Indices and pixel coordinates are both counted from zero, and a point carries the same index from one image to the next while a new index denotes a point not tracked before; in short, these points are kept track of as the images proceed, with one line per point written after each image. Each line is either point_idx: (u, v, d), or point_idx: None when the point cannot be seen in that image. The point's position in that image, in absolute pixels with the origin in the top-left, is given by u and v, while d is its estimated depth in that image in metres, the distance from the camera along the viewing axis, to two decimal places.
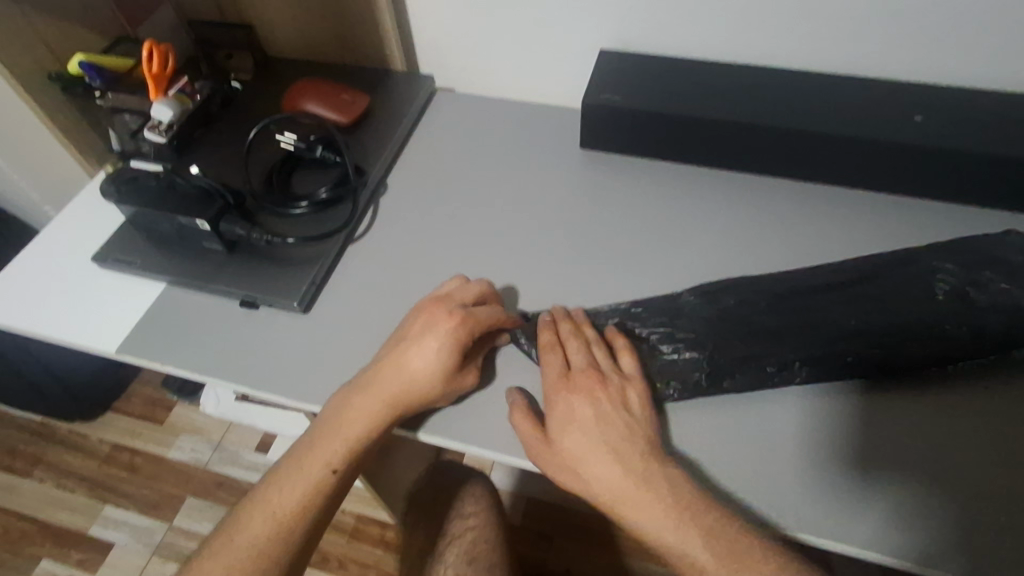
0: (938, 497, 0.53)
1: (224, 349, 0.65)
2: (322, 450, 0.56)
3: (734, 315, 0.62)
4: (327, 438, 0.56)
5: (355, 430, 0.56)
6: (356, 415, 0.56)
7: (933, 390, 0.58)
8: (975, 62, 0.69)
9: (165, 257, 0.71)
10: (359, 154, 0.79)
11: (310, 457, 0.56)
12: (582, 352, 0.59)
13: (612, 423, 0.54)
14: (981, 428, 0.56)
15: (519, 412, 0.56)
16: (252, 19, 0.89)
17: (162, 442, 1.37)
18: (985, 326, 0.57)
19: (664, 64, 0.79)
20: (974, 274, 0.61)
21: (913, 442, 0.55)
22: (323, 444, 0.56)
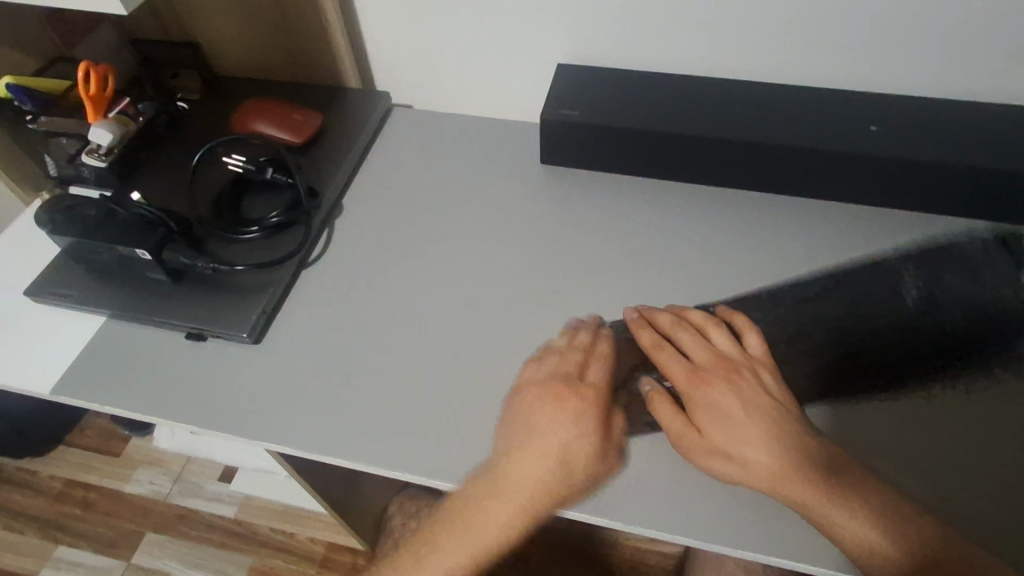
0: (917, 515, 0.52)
1: (169, 387, 0.62)
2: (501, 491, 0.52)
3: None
4: (506, 486, 0.52)
5: (531, 481, 0.52)
6: (530, 475, 0.52)
7: (894, 371, 0.59)
8: (926, 73, 0.70)
9: (106, 294, 0.67)
10: (311, 175, 0.76)
11: (470, 507, 0.53)
12: (699, 346, 0.59)
13: (750, 408, 0.54)
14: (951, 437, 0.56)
15: (660, 401, 0.56)
16: (199, 36, 0.86)
17: (118, 477, 1.31)
18: (950, 326, 0.61)
19: (627, 79, 0.78)
20: (930, 276, 0.65)
21: (888, 457, 0.55)
22: (491, 508, 0.52)
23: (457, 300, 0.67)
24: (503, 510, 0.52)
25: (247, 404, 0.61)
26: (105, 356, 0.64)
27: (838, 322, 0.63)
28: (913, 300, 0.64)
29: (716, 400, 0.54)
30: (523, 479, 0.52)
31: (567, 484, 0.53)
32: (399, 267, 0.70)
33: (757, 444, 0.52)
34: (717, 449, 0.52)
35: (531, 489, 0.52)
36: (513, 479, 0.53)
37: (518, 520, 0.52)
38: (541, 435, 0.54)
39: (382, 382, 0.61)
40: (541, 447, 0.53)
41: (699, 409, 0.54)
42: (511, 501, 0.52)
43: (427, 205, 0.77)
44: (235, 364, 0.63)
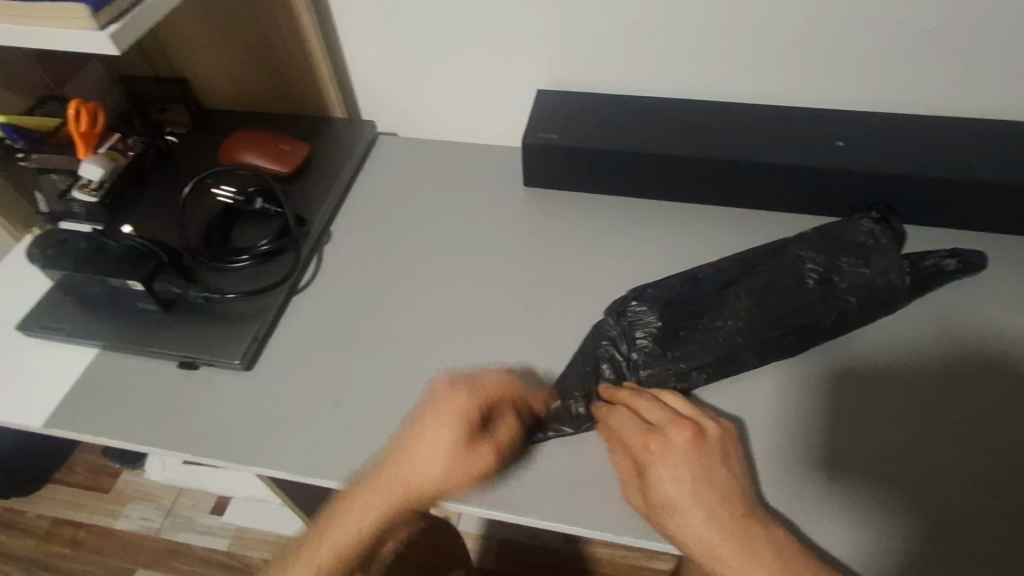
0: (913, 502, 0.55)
1: (162, 416, 0.62)
2: (350, 510, 0.52)
3: (688, 304, 0.65)
4: (349, 507, 0.52)
5: (370, 497, 0.52)
6: (360, 501, 0.52)
7: (879, 367, 0.63)
8: (887, 89, 0.74)
9: (96, 327, 0.68)
10: (299, 203, 0.78)
11: (337, 533, 0.51)
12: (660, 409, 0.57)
13: (712, 481, 0.52)
14: (939, 427, 0.59)
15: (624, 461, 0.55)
16: (187, 72, 0.88)
17: (107, 513, 1.29)
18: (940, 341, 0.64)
19: (604, 102, 0.80)
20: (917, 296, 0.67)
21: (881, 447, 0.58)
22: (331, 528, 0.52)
23: (446, 322, 0.69)
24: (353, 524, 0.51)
25: (239, 431, 0.61)
26: (97, 388, 0.64)
27: None
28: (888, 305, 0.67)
29: (670, 466, 0.52)
30: (359, 502, 0.52)
31: (432, 474, 0.52)
32: (388, 291, 0.72)
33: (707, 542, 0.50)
34: (674, 509, 0.51)
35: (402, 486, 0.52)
36: (358, 495, 0.52)
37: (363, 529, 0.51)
38: (421, 443, 0.53)
39: (372, 403, 0.62)
40: (407, 459, 0.52)
41: (654, 477, 0.52)
42: (355, 521, 0.51)
43: (415, 230, 0.78)
44: (228, 392, 0.64)
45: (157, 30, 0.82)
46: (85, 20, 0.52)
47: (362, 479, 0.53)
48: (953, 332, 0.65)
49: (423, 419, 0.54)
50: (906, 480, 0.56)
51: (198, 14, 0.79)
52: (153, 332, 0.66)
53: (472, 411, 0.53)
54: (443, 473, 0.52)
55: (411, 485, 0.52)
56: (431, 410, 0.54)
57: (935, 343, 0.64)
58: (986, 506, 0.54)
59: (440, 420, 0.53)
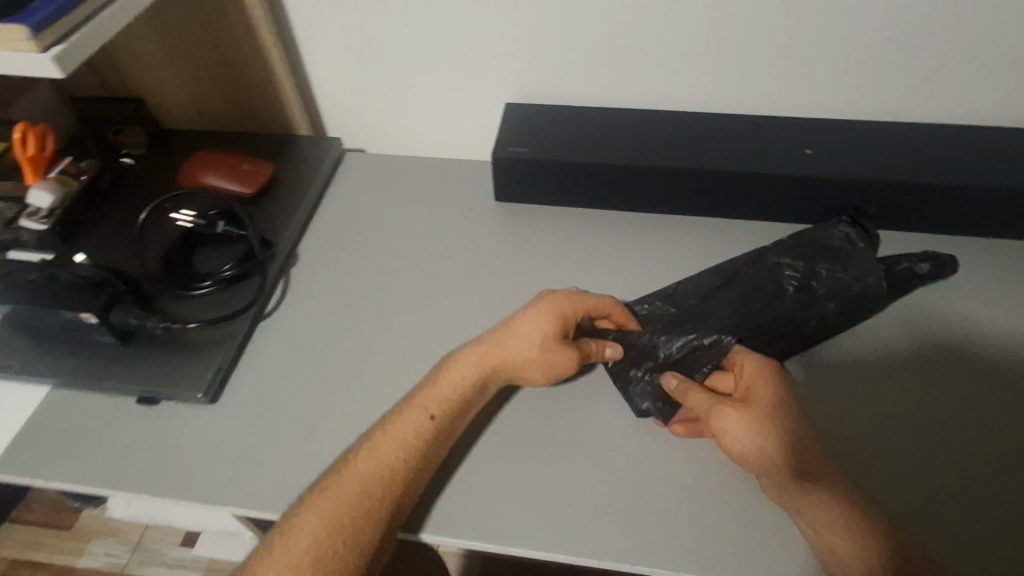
0: (917, 488, 0.54)
1: (121, 454, 0.59)
2: (433, 396, 0.55)
3: (672, 321, 0.64)
4: (437, 384, 0.56)
5: (462, 374, 0.56)
6: (458, 374, 0.56)
7: (870, 358, 0.63)
8: (851, 97, 0.75)
9: (48, 362, 0.64)
10: (264, 225, 0.75)
11: (426, 399, 0.55)
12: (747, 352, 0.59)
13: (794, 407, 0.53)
14: (934, 414, 0.59)
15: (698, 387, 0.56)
16: (142, 92, 0.85)
17: (71, 551, 1.23)
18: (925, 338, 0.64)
19: (574, 114, 0.80)
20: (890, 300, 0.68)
21: (882, 435, 0.58)
22: (395, 437, 0.52)
23: (420, 343, 0.67)
24: (407, 434, 0.52)
25: (206, 467, 0.58)
26: (51, 428, 0.61)
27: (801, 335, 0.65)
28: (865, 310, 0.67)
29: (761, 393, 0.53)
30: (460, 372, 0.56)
31: (517, 353, 0.57)
32: (360, 314, 0.70)
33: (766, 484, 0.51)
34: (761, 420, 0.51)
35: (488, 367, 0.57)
36: (450, 373, 0.56)
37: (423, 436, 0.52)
38: (518, 325, 0.58)
39: (346, 432, 0.60)
40: (496, 343, 0.58)
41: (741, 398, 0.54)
42: (435, 399, 0.54)
43: (387, 249, 0.76)
44: (193, 426, 0.61)
45: (110, 49, 0.79)
46: (24, 44, 0.49)
47: (438, 389, 0.55)
48: (930, 338, 0.64)
49: (524, 309, 0.59)
50: (896, 485, 0.55)
51: (153, 31, 0.77)
52: (110, 365, 0.63)
53: (573, 304, 0.59)
54: (526, 354, 0.57)
55: (501, 365, 0.57)
56: (534, 303, 0.60)
57: (921, 340, 0.64)
58: (983, 491, 0.54)
59: (541, 307, 0.59)
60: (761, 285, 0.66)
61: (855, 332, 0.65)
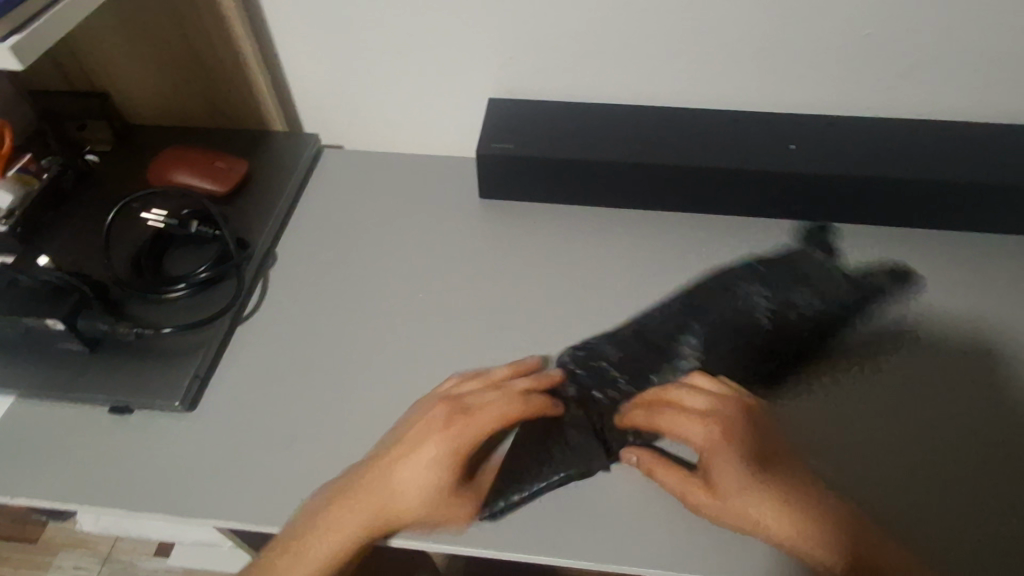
0: (900, 454, 0.56)
1: (92, 468, 0.56)
2: (363, 500, 0.52)
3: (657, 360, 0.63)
4: (367, 484, 0.53)
5: (360, 509, 0.52)
6: (398, 485, 0.52)
7: (859, 334, 0.64)
8: (832, 93, 0.75)
9: (9, 372, 0.61)
10: (238, 224, 0.73)
11: (354, 495, 0.52)
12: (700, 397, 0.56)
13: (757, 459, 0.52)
14: (913, 383, 0.61)
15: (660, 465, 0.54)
16: (106, 87, 0.81)
17: (37, 566, 1.18)
18: (911, 319, 0.66)
19: (557, 110, 0.79)
20: (877, 293, 0.68)
21: (866, 406, 0.59)
22: (340, 521, 0.51)
23: (405, 345, 0.65)
24: (342, 528, 0.51)
25: (182, 479, 0.55)
26: (14, 440, 0.58)
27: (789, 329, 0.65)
28: (873, 297, 0.67)
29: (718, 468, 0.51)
30: (398, 484, 0.52)
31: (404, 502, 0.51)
32: (340, 317, 0.68)
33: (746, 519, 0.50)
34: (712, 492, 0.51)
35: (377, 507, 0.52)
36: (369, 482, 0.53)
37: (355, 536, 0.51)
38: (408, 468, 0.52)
39: (330, 439, 0.58)
40: (378, 492, 0.52)
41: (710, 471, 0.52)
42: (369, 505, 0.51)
43: (367, 248, 0.74)
44: (168, 435, 0.58)
45: (70, 40, 0.75)
46: None
47: (353, 494, 0.52)
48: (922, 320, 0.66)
49: (420, 447, 0.53)
50: (881, 454, 0.56)
51: (117, 23, 0.73)
52: (77, 373, 0.60)
53: (462, 433, 0.53)
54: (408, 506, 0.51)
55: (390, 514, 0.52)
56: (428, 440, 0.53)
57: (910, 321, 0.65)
58: (962, 453, 0.56)
59: (431, 447, 0.53)
60: (725, 297, 0.67)
61: (843, 314, 0.66)
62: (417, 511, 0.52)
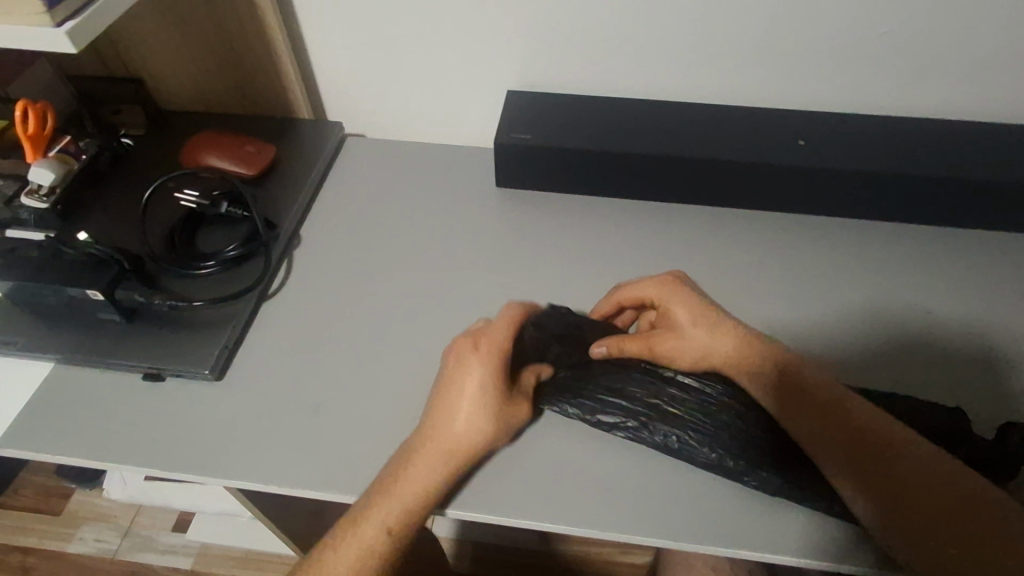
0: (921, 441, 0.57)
1: (126, 431, 0.59)
2: (419, 459, 0.53)
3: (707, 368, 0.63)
4: (416, 449, 0.54)
5: (426, 464, 0.53)
6: (466, 413, 0.54)
7: (871, 336, 0.66)
8: (844, 91, 0.77)
9: (51, 338, 0.64)
10: (266, 206, 0.76)
11: (411, 461, 0.53)
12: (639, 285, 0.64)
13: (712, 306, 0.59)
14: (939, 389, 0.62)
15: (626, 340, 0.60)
16: (142, 72, 0.85)
17: (61, 537, 1.22)
18: (915, 317, 0.68)
19: (575, 103, 0.81)
20: (883, 287, 0.70)
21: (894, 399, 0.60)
22: (405, 478, 0.53)
23: (424, 325, 0.68)
24: (415, 477, 0.52)
25: (212, 443, 0.59)
26: (55, 402, 0.61)
27: (796, 320, 0.68)
28: (870, 310, 0.68)
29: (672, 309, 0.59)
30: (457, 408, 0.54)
31: (472, 437, 0.54)
32: (362, 296, 0.71)
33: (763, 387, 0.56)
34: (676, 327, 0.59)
35: (451, 448, 0.53)
36: (421, 440, 0.54)
37: (431, 484, 0.53)
38: (465, 407, 0.54)
39: (352, 410, 0.61)
40: (448, 435, 0.54)
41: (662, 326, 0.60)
42: (405, 487, 0.52)
43: (389, 233, 0.77)
44: (198, 402, 0.61)
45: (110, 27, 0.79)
46: (41, 17, 0.49)
47: (412, 447, 0.54)
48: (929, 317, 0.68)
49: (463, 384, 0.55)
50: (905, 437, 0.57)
51: (155, 12, 0.77)
52: (114, 341, 0.64)
53: (497, 351, 0.56)
54: (480, 435, 0.54)
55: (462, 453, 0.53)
56: (472, 375, 0.55)
57: (916, 319, 0.67)
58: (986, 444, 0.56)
59: (477, 382, 0.54)
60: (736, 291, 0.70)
61: (852, 310, 0.68)
62: (484, 440, 0.54)
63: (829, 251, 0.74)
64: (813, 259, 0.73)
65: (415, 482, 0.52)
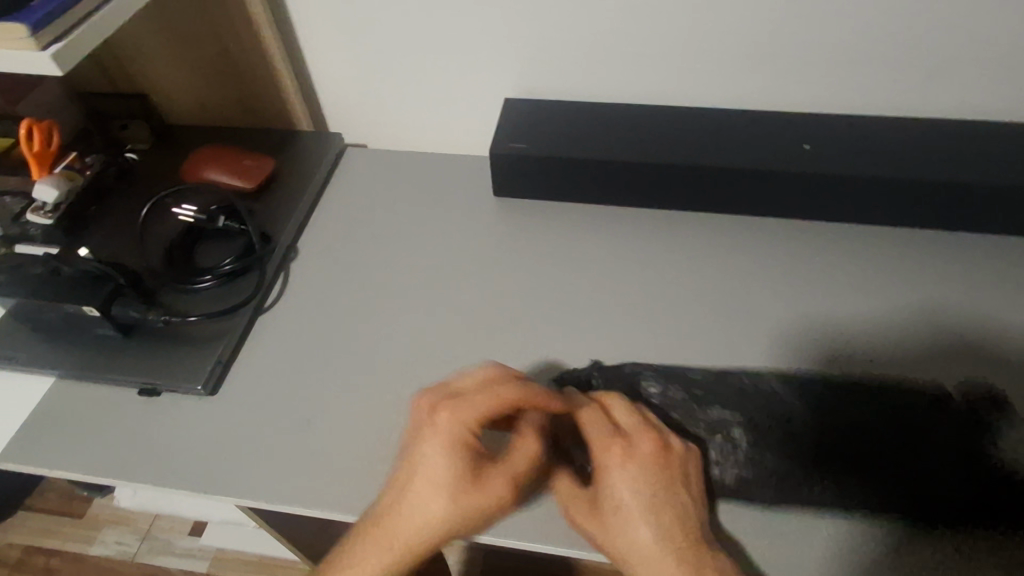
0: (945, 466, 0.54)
1: (121, 446, 0.60)
2: (378, 532, 0.50)
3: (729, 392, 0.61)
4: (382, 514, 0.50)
5: (381, 539, 0.50)
6: (423, 493, 0.49)
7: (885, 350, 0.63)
8: (853, 92, 0.74)
9: (52, 353, 0.66)
10: (264, 220, 0.76)
11: (377, 526, 0.50)
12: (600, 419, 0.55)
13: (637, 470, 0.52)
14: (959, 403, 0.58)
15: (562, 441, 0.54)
16: (145, 88, 0.86)
17: (82, 540, 1.25)
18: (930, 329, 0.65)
19: (572, 110, 0.80)
20: (895, 297, 0.67)
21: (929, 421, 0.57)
22: (363, 551, 0.50)
23: (417, 338, 0.67)
24: (370, 554, 0.50)
25: (203, 459, 0.59)
26: (54, 417, 0.62)
27: (801, 333, 0.65)
28: (877, 321, 0.65)
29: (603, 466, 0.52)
30: (434, 485, 0.49)
31: (432, 525, 0.49)
32: (357, 308, 0.70)
33: (634, 517, 0.50)
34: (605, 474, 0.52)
35: (406, 535, 0.49)
36: (390, 506, 0.50)
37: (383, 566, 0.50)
38: (421, 485, 0.49)
39: (343, 425, 0.61)
40: (409, 514, 0.49)
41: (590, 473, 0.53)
42: (378, 538, 0.50)
43: (386, 244, 0.77)
44: (192, 417, 0.62)
45: (113, 45, 0.80)
46: (24, 42, 0.50)
47: (374, 520, 0.50)
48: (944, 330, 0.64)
49: (424, 462, 0.49)
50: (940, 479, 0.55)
51: (155, 29, 0.78)
52: (111, 356, 0.65)
53: (468, 421, 0.49)
54: (441, 517, 0.48)
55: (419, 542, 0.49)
56: (430, 452, 0.49)
57: (933, 333, 0.64)
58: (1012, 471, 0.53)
59: (440, 463, 0.49)
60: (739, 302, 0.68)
61: (862, 322, 0.65)
62: (448, 524, 0.49)
63: (836, 259, 0.71)
64: (820, 268, 0.70)
65: (373, 554, 0.50)
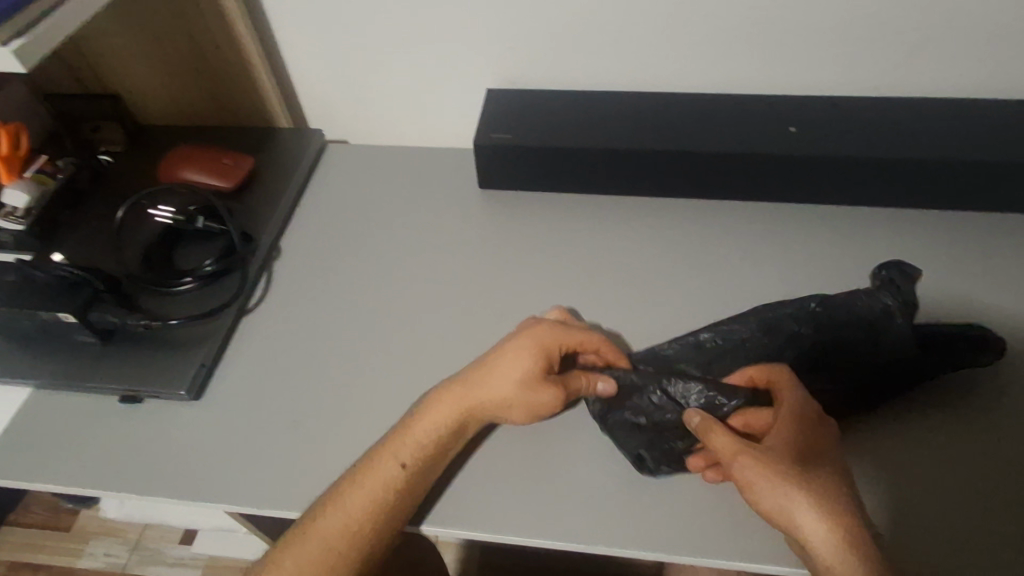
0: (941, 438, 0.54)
1: (104, 455, 0.58)
2: (400, 440, 0.53)
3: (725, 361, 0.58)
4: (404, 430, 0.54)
5: (401, 451, 0.52)
6: (496, 374, 0.55)
7: None
8: (836, 74, 0.74)
9: (28, 362, 0.64)
10: (245, 220, 0.75)
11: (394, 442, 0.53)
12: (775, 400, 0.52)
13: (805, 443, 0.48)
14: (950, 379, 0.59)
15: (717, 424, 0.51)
16: (117, 88, 0.84)
17: (70, 553, 1.22)
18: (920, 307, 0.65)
19: (556, 98, 0.79)
20: None
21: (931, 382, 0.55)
22: (380, 464, 0.52)
23: (406, 335, 0.66)
24: (384, 464, 0.52)
25: (190, 466, 0.57)
26: (33, 428, 0.60)
27: None
28: None
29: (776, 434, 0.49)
30: (507, 371, 0.55)
31: (495, 397, 0.55)
32: (343, 306, 0.69)
33: (797, 501, 0.46)
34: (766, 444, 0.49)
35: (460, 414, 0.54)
36: (420, 418, 0.54)
37: (391, 482, 0.51)
38: (494, 367, 0.55)
39: (333, 425, 0.59)
40: (474, 393, 0.55)
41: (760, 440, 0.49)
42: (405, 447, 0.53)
43: (371, 240, 0.75)
44: (177, 423, 0.60)
45: (81, 44, 0.78)
46: None
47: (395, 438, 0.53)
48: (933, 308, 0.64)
49: (500, 355, 0.56)
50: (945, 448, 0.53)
51: (124, 26, 0.75)
52: (91, 363, 0.63)
53: (558, 335, 0.57)
54: (508, 394, 0.55)
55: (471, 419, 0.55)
56: (512, 345, 0.56)
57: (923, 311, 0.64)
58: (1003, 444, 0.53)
59: (522, 350, 0.56)
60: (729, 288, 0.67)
61: None
62: (504, 400, 0.55)
63: (824, 241, 0.71)
64: (808, 250, 0.70)
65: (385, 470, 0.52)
